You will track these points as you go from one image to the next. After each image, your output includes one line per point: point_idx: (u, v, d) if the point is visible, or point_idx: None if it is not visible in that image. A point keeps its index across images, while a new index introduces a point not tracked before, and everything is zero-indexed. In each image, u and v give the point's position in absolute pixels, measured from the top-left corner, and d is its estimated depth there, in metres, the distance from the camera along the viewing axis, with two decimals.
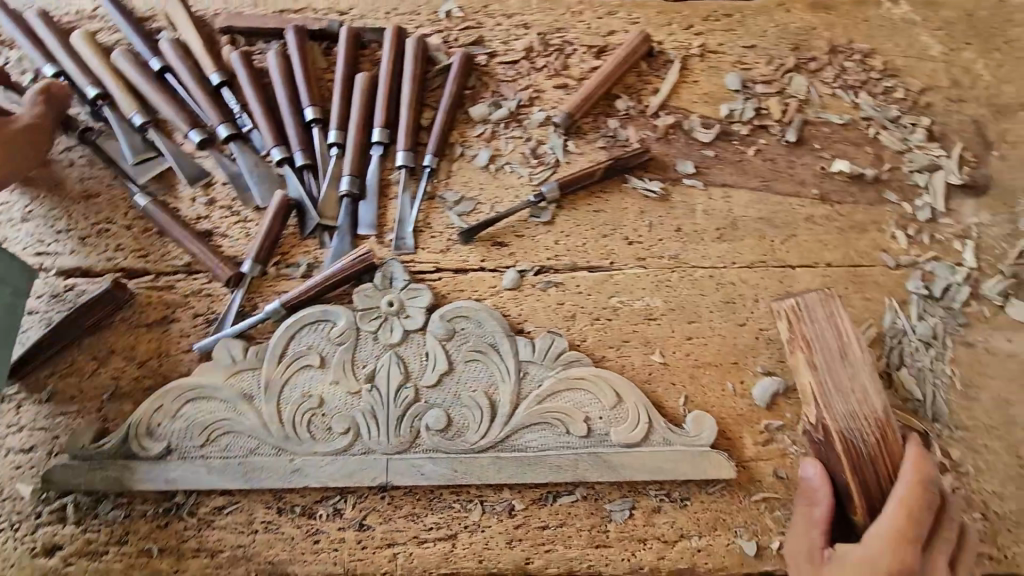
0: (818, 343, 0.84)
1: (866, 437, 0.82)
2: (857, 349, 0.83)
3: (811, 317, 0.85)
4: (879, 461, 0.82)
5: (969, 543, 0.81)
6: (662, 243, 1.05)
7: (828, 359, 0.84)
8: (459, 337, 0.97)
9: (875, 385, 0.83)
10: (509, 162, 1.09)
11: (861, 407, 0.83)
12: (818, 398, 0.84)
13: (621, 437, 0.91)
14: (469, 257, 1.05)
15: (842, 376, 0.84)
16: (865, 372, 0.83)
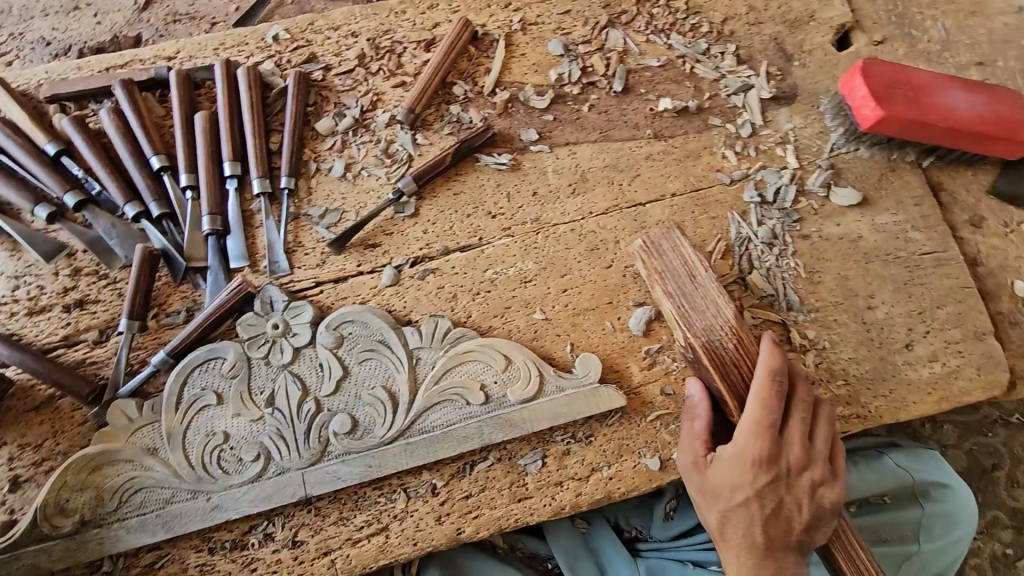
0: (667, 271, 0.97)
1: (726, 344, 0.93)
2: (701, 269, 0.96)
3: (658, 251, 0.98)
4: (743, 369, 0.92)
5: (823, 412, 0.91)
6: (523, 210, 1.11)
7: (679, 284, 0.96)
8: (348, 341, 1.01)
9: (723, 299, 0.94)
10: (365, 166, 1.13)
11: (716, 319, 0.94)
12: (682, 323, 0.95)
13: (518, 395, 0.97)
14: (346, 265, 1.08)
15: (694, 295, 0.96)
16: (712, 287, 0.95)
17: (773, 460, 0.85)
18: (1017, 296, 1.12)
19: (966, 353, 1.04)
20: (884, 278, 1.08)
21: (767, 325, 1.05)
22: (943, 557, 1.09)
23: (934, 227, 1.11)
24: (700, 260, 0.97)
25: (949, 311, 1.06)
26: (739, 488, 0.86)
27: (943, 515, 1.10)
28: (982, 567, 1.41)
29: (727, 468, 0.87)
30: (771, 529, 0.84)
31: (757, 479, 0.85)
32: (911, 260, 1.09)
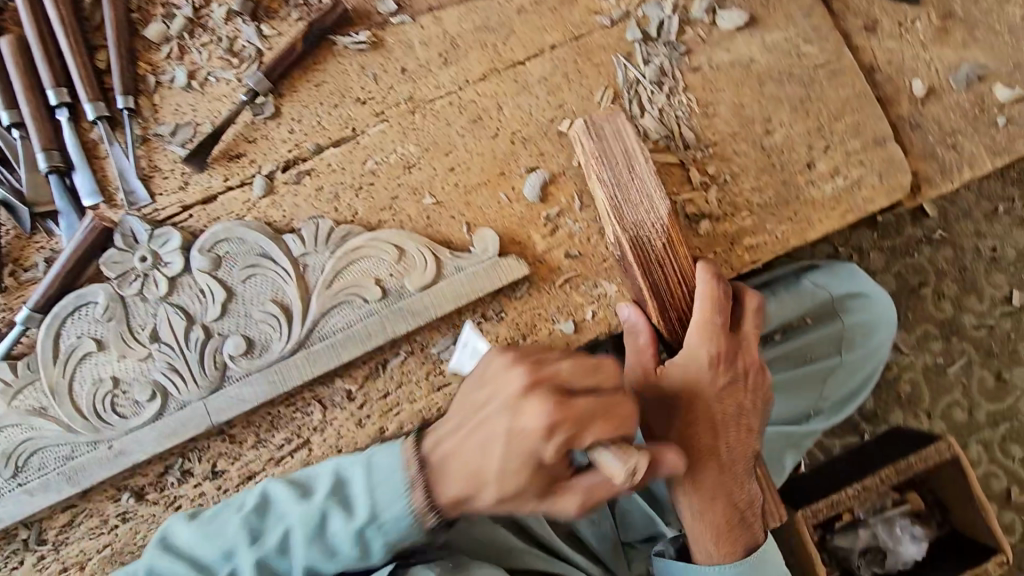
0: (606, 156, 0.92)
1: (655, 241, 0.92)
2: (640, 158, 0.91)
3: (598, 134, 0.93)
4: (667, 268, 0.92)
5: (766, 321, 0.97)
6: (395, 90, 1.02)
7: (617, 171, 0.92)
8: (227, 261, 0.93)
9: (665, 199, 0.92)
10: (211, 71, 1.01)
11: (649, 215, 0.92)
12: (617, 217, 0.92)
13: (416, 283, 0.93)
14: (212, 182, 0.98)
15: (631, 185, 0.92)
16: (650, 179, 0.92)
17: (716, 377, 0.88)
18: (915, 96, 1.09)
19: (867, 162, 1.02)
20: (780, 100, 1.04)
21: (666, 168, 1.01)
22: (866, 361, 1.14)
23: (826, 36, 1.07)
24: (641, 147, 0.93)
25: (847, 123, 1.04)
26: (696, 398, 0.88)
27: (862, 323, 1.12)
28: (917, 380, 1.47)
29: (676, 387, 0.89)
30: (720, 441, 0.89)
31: (701, 393, 0.88)
32: (805, 76, 1.05)
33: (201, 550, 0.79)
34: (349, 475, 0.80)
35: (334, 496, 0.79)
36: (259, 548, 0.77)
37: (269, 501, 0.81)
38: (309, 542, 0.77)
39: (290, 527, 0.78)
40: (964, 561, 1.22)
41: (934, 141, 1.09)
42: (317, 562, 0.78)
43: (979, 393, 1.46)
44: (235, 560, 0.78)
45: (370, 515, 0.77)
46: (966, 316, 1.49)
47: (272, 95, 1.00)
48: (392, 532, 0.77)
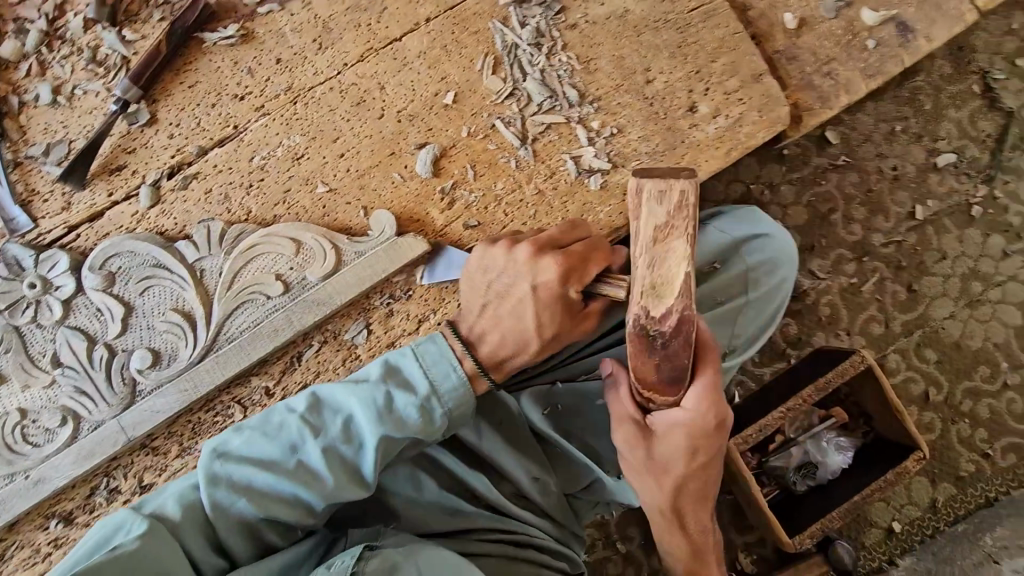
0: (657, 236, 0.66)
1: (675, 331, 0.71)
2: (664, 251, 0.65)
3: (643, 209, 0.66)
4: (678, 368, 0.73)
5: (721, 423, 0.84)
6: (272, 81, 1.00)
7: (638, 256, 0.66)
8: (121, 276, 0.92)
9: (776, 260, 0.65)
10: (77, 84, 0.97)
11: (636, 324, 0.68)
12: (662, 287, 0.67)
13: (317, 273, 0.94)
14: (96, 199, 0.96)
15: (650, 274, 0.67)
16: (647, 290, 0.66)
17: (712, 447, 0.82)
18: (787, 30, 1.14)
19: (746, 98, 1.06)
20: (657, 47, 1.06)
21: (553, 128, 1.03)
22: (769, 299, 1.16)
23: None
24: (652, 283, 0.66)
25: (724, 63, 1.06)
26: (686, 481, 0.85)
27: (763, 262, 1.15)
28: (835, 301, 1.55)
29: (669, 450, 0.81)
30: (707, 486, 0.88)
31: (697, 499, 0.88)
32: (680, 21, 1.07)
33: (263, 446, 0.78)
34: (399, 360, 0.83)
35: (390, 379, 0.82)
36: (324, 437, 0.78)
37: (322, 399, 0.82)
38: (377, 419, 0.78)
39: (352, 414, 0.80)
40: (886, 462, 1.30)
41: (810, 71, 1.13)
42: (390, 436, 0.79)
43: (893, 306, 1.55)
44: (302, 452, 0.78)
45: (430, 389, 0.81)
46: (875, 236, 1.57)
47: (145, 102, 0.98)
48: (451, 401, 0.82)
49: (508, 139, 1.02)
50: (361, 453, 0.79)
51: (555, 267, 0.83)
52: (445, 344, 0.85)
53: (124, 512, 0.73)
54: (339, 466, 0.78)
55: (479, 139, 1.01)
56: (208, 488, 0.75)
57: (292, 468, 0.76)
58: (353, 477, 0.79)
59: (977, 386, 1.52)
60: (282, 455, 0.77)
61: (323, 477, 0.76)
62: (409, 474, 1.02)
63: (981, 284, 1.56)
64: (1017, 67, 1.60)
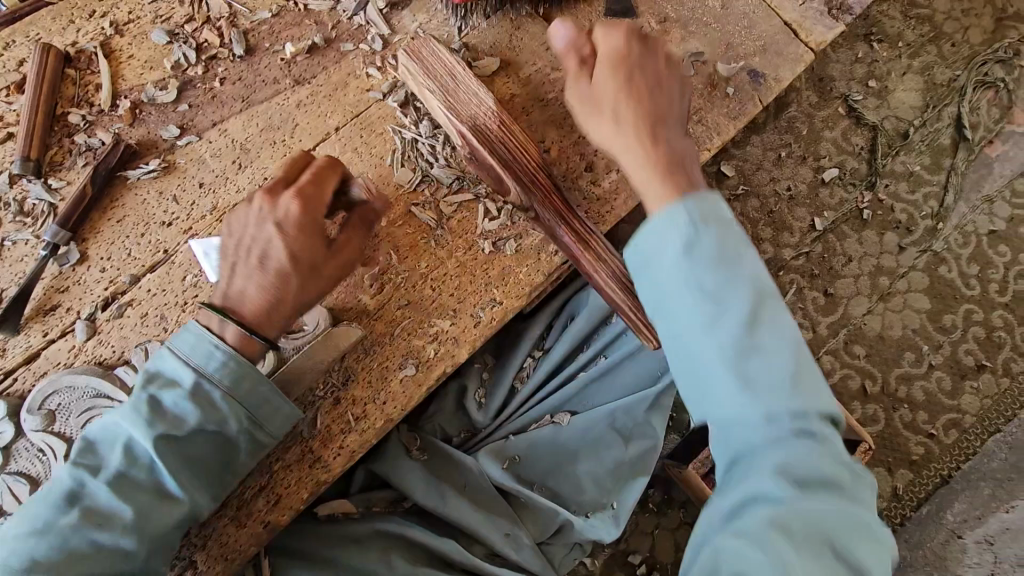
0: (427, 71, 1.09)
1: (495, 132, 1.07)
2: (457, 67, 1.09)
3: (426, 50, 1.10)
4: (507, 143, 1.07)
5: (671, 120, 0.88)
6: (198, 204, 1.07)
7: (444, 83, 1.09)
8: (61, 412, 0.93)
9: (486, 107, 1.08)
10: (6, 236, 1.02)
11: (479, 108, 1.08)
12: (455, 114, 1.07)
13: (259, 375, 0.98)
14: (32, 341, 0.98)
15: (458, 90, 1.09)
16: (470, 81, 1.09)
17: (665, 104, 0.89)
18: None
19: None
20: (545, 122, 1.19)
21: (465, 206, 1.13)
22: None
23: None
24: (457, 62, 1.10)
25: None
26: (617, 99, 0.88)
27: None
28: None
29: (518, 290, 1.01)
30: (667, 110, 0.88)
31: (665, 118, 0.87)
32: (562, 97, 1.21)
33: (39, 512, 0.77)
34: (158, 364, 0.85)
35: (151, 385, 0.84)
36: (107, 472, 0.78)
37: (94, 441, 0.82)
38: (146, 424, 0.80)
39: (127, 438, 0.80)
40: None
41: None
42: (166, 437, 0.80)
43: (815, 311, 1.67)
44: (81, 499, 0.77)
45: (194, 374, 0.84)
46: (784, 251, 1.71)
47: (75, 242, 1.03)
48: (221, 375, 0.84)
49: (424, 221, 1.11)
50: (155, 470, 0.80)
51: (289, 201, 0.85)
52: (198, 327, 0.86)
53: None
54: (130, 492, 0.78)
55: (399, 226, 1.10)
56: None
57: (79, 516, 0.76)
58: (163, 516, 0.79)
59: (907, 371, 1.63)
60: (61, 510, 0.76)
61: (121, 511, 0.77)
62: (380, 550, 1.05)
63: (887, 278, 1.71)
64: (870, 88, 1.84)
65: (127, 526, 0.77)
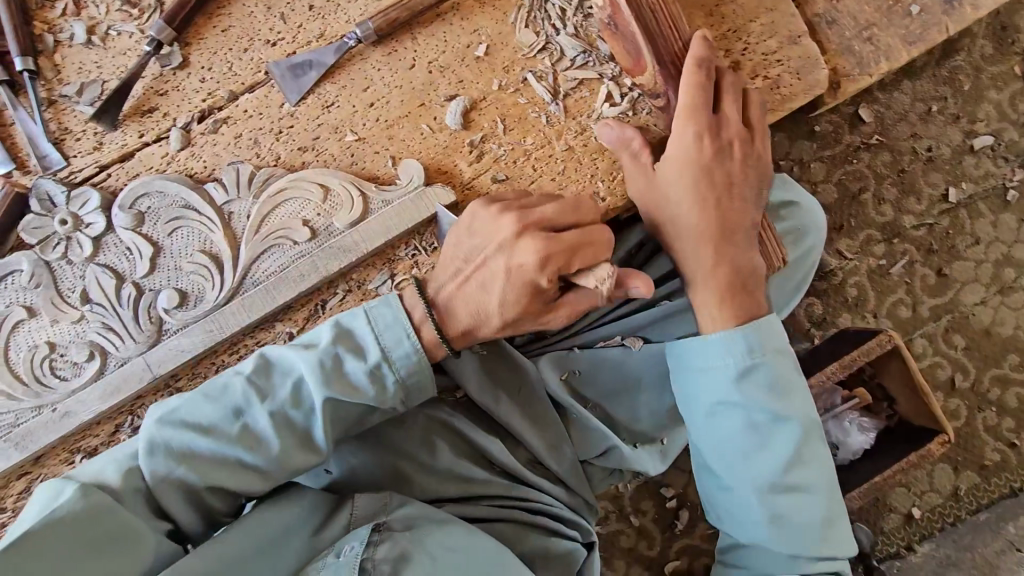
0: None
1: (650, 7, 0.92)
2: None
3: None
4: (657, 12, 0.92)
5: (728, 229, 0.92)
6: (305, 28, 0.99)
7: None
8: (150, 216, 0.92)
9: None
10: (111, 25, 0.97)
11: None
12: None
13: (344, 220, 0.93)
14: (128, 139, 0.96)
15: None
16: None
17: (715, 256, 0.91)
18: None
19: (784, 60, 1.03)
20: (693, 6, 1.03)
21: (585, 84, 1.01)
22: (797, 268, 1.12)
23: None
24: None
25: (762, 23, 1.04)
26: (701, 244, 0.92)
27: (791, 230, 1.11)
28: (862, 282, 1.51)
29: (698, 255, 0.92)
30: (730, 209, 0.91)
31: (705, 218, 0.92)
32: None
33: (204, 408, 0.77)
34: (350, 322, 0.83)
35: (341, 344, 0.82)
36: (271, 401, 0.78)
37: (270, 362, 0.82)
38: (324, 384, 0.78)
39: (301, 376, 0.80)
40: (907, 444, 1.27)
41: (851, 36, 1.09)
42: (338, 400, 0.79)
43: (921, 289, 1.51)
44: (246, 416, 0.78)
45: (381, 355, 0.81)
46: (906, 217, 1.52)
47: (178, 45, 0.98)
48: (404, 368, 0.81)
49: (539, 93, 1.00)
50: (310, 418, 0.79)
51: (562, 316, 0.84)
52: (399, 306, 0.84)
53: (56, 482, 0.72)
54: (285, 430, 0.78)
55: (510, 92, 1.00)
56: (147, 455, 0.74)
57: (236, 431, 0.76)
58: (310, 455, 0.79)
59: (1006, 374, 1.49)
60: (225, 419, 0.77)
61: (268, 442, 0.77)
62: (424, 440, 1.03)
63: (1014, 271, 1.52)
64: None
65: (275, 458, 0.77)
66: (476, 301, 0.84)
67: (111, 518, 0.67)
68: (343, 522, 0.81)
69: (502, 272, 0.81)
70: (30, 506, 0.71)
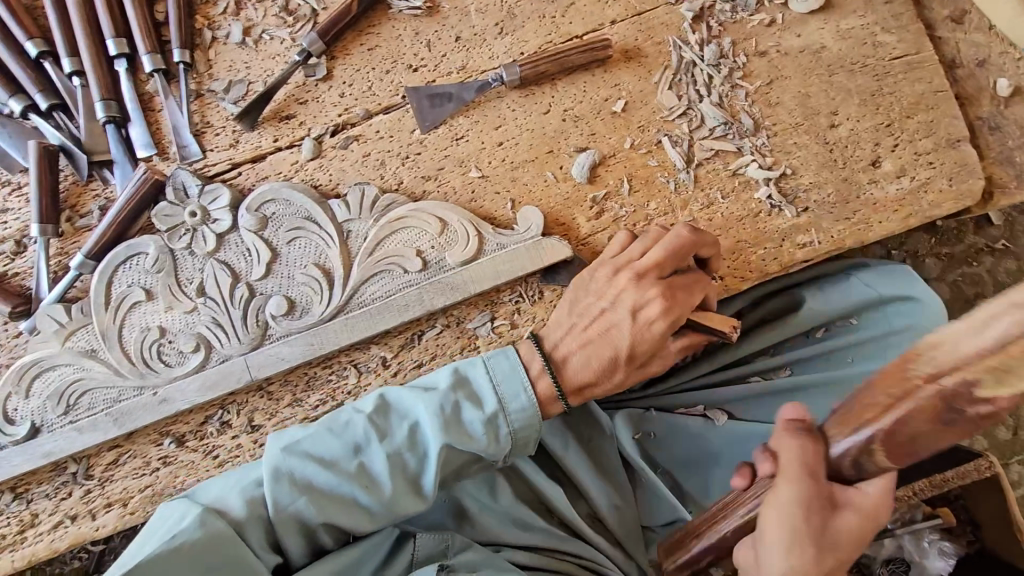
0: None
1: None
2: None
3: None
4: None
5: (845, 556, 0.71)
6: (448, 58, 0.99)
7: None
8: (273, 221, 0.94)
9: None
10: (266, 29, 1.00)
11: None
12: None
13: (457, 257, 0.93)
14: (262, 142, 0.98)
15: None
16: None
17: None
18: (997, 96, 1.01)
19: (937, 163, 0.97)
20: (849, 91, 0.98)
21: (720, 156, 0.97)
22: None
23: (906, 26, 1.00)
24: None
25: (919, 121, 0.97)
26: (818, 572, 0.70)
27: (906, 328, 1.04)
28: None
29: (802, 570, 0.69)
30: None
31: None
32: (879, 68, 0.99)
33: (327, 444, 0.79)
34: (468, 373, 0.85)
35: (459, 391, 0.83)
36: (389, 443, 0.80)
37: (388, 404, 0.83)
38: (443, 429, 0.79)
39: (418, 421, 0.81)
40: None
41: (1013, 145, 1.01)
42: (454, 448, 0.80)
43: None
44: (364, 454, 0.79)
45: (497, 406, 0.83)
46: None
47: (325, 57, 1.00)
48: (517, 421, 0.83)
49: (672, 158, 0.97)
50: (424, 464, 0.80)
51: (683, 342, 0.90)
52: (516, 358, 0.86)
53: (182, 503, 0.76)
54: (399, 473, 0.79)
55: (641, 153, 0.97)
56: (272, 483, 0.76)
57: (355, 470, 0.78)
58: (416, 494, 0.80)
59: None
60: (346, 455, 0.79)
61: (382, 484, 0.78)
62: (488, 479, 0.99)
63: None
64: None
65: (387, 498, 0.78)
66: (605, 351, 0.86)
67: (224, 549, 0.70)
68: (406, 561, 0.86)
69: (629, 319, 0.86)
70: (155, 523, 0.76)
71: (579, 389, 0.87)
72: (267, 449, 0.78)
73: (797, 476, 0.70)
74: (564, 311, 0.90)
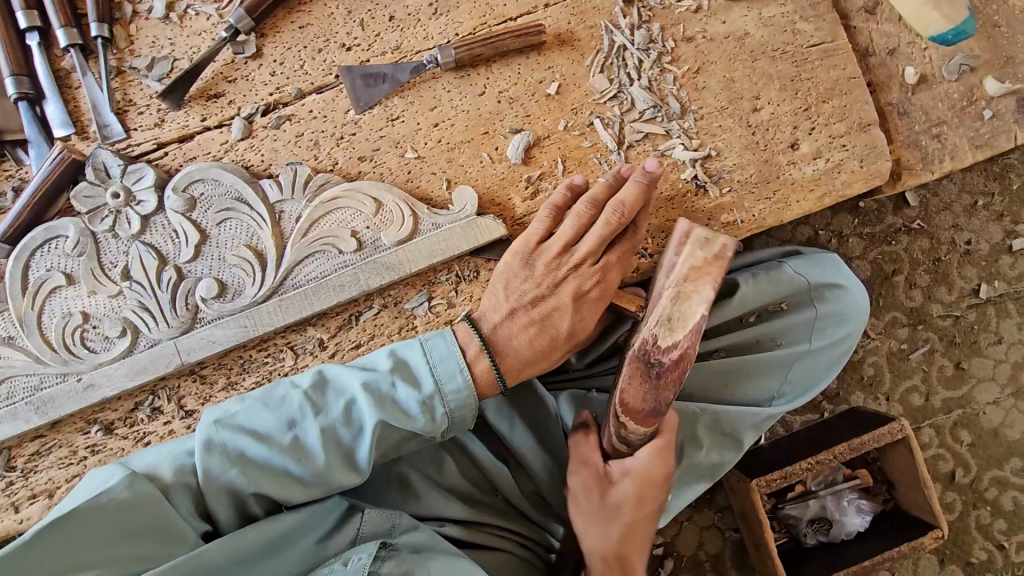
0: None
1: None
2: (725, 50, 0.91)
3: None
4: None
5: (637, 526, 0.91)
6: (381, 38, 0.99)
7: None
8: (202, 203, 0.92)
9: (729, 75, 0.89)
10: (190, 4, 0.97)
11: None
12: None
13: (392, 237, 0.93)
14: (190, 121, 0.96)
15: None
16: None
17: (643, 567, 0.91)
18: (905, 84, 1.08)
19: (850, 146, 1.03)
20: (770, 76, 1.03)
21: (650, 139, 1.00)
22: (833, 350, 1.10)
23: (823, 15, 1.04)
24: None
25: (834, 106, 1.03)
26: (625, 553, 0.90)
27: (831, 313, 1.10)
28: (880, 363, 1.45)
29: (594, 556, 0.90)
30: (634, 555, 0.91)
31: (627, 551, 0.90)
32: (798, 55, 1.03)
33: (261, 417, 0.79)
34: (406, 353, 0.85)
35: (397, 371, 0.83)
36: (324, 417, 0.79)
37: (326, 381, 0.83)
38: (378, 406, 0.79)
39: (354, 398, 0.81)
40: (900, 534, 1.26)
41: (919, 130, 1.08)
42: (388, 424, 0.80)
43: (937, 380, 1.45)
44: (299, 429, 0.79)
45: (434, 387, 0.83)
46: (934, 305, 1.45)
47: (254, 35, 0.97)
48: (453, 401, 0.83)
49: (604, 140, 1.00)
50: (358, 438, 0.80)
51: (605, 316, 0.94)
52: (453, 340, 0.86)
53: (109, 469, 0.75)
54: (333, 447, 0.79)
55: (575, 135, 1.00)
56: (203, 454, 0.75)
57: (288, 443, 0.77)
58: (351, 468, 0.80)
59: (1007, 477, 1.43)
60: (279, 429, 0.78)
61: (316, 456, 0.78)
62: (434, 457, 1.01)
63: None
64: None
65: (319, 470, 0.78)
66: (547, 335, 0.90)
67: (143, 514, 0.70)
68: (350, 535, 0.84)
69: (571, 304, 0.90)
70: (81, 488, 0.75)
71: (524, 370, 0.89)
72: (200, 423, 0.78)
73: (576, 466, 0.92)
74: (498, 296, 0.91)
